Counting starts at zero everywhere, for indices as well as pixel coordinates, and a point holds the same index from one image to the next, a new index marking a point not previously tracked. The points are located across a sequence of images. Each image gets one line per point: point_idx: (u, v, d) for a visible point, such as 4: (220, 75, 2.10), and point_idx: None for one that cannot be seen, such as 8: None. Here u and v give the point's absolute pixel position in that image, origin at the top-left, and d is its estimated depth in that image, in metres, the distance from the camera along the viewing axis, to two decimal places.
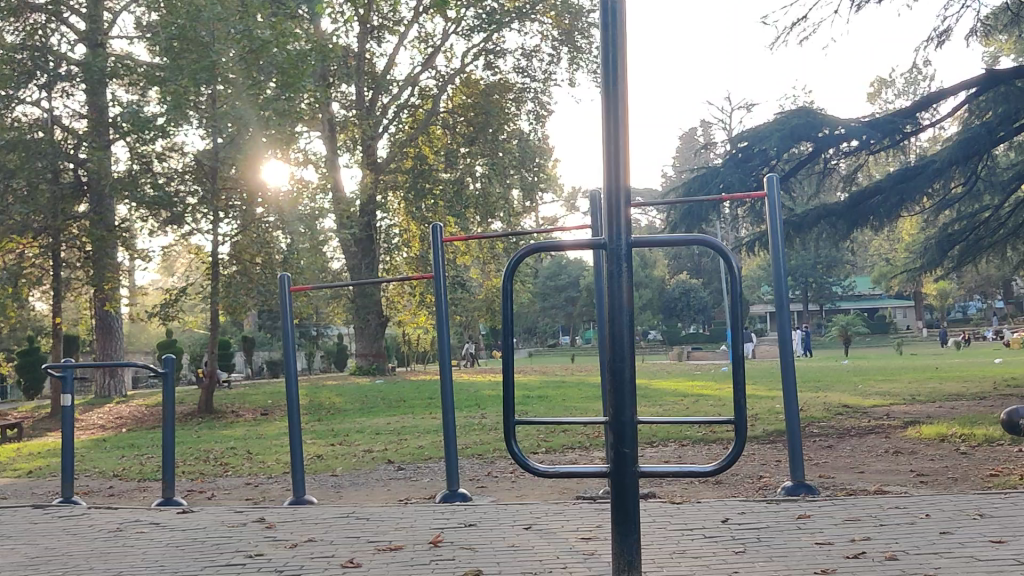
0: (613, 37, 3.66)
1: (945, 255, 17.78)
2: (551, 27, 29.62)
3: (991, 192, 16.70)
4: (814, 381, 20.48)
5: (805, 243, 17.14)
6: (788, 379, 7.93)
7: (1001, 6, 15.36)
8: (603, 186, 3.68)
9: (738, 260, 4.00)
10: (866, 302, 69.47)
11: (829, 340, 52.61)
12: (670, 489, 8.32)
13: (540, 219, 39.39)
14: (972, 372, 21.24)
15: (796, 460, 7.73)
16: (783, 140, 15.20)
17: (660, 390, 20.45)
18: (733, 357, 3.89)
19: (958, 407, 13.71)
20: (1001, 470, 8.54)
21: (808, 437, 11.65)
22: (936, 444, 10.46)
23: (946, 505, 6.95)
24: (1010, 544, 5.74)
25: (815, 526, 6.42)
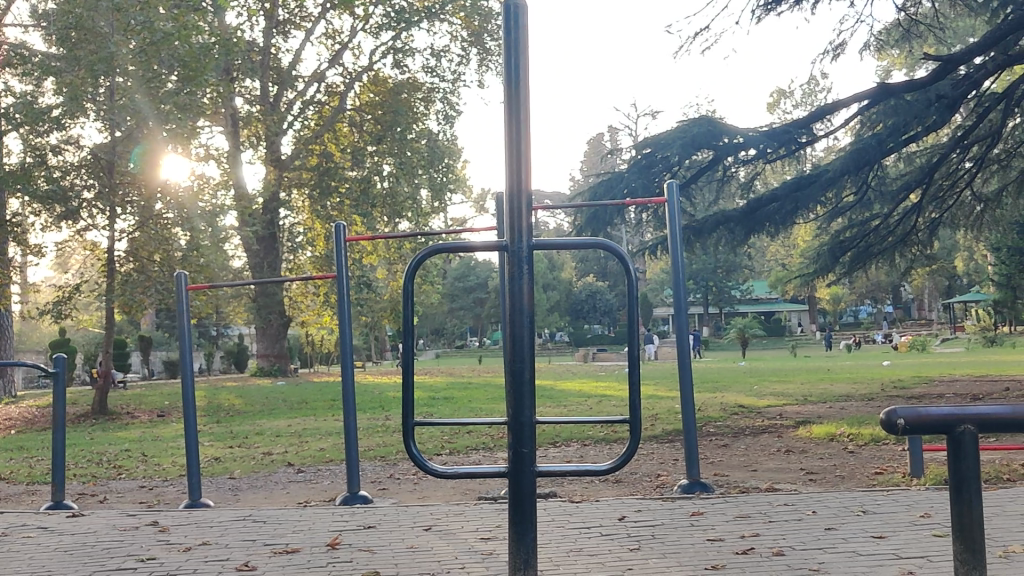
0: (516, 41, 3.71)
1: (837, 261, 18.44)
2: (461, 28, 29.60)
3: (881, 202, 17.37)
4: (712, 381, 20.97)
5: (704, 248, 17.55)
6: (685, 381, 8.09)
7: (893, 22, 16.04)
8: (506, 189, 3.73)
9: (636, 264, 4.08)
10: (764, 305, 71.31)
11: (728, 342, 53.93)
12: (571, 489, 8.43)
13: (447, 221, 39.31)
14: (863, 373, 22.07)
15: (692, 459, 7.92)
16: (685, 147, 15.57)
17: (564, 391, 20.65)
18: (630, 358, 3.97)
19: (846, 408, 14.24)
20: (886, 468, 8.89)
21: (705, 437, 11.94)
22: (826, 443, 10.85)
23: (832, 502, 7.22)
24: (890, 539, 6.01)
25: (708, 523, 6.60)
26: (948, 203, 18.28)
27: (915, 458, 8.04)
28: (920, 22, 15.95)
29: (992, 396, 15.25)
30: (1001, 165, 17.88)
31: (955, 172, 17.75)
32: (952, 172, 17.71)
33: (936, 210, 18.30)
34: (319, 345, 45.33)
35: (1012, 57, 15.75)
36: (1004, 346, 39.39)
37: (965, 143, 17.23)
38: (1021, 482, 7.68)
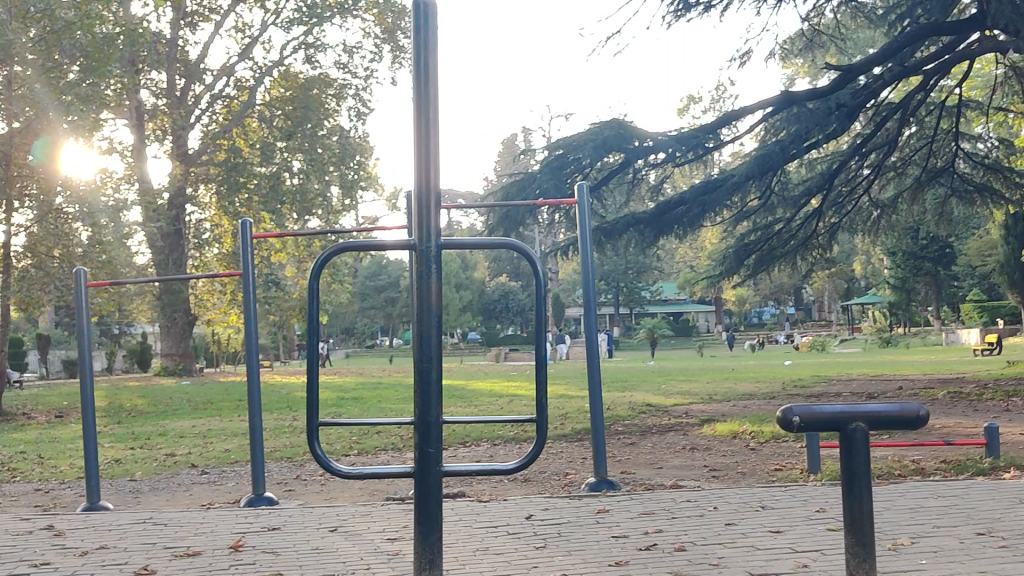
0: (425, 41, 3.72)
1: (742, 263, 18.89)
2: (374, 25, 29.36)
3: (784, 206, 17.88)
4: (621, 381, 21.26)
5: (614, 250, 17.78)
6: (594, 381, 8.19)
7: (797, 32, 16.54)
8: (414, 189, 3.74)
9: (541, 263, 4.14)
10: (673, 306, 72.59)
11: (638, 342, 54.76)
12: (479, 488, 8.46)
13: (358, 219, 38.98)
14: (765, 372, 22.67)
15: (599, 457, 8.02)
16: (596, 150, 15.78)
17: (475, 391, 20.71)
18: (536, 358, 4.03)
19: (749, 406, 14.62)
20: (785, 464, 9.17)
21: (613, 435, 12.12)
22: (729, 440, 11.12)
23: (733, 498, 7.42)
24: (787, 533, 6.21)
25: (613, 520, 6.71)
26: (847, 209, 18.93)
27: (813, 455, 8.30)
28: (822, 32, 16.48)
29: (886, 395, 15.86)
30: (897, 172, 18.62)
31: (854, 178, 18.41)
32: (851, 178, 18.36)
33: (835, 215, 18.92)
34: (226, 344, 44.48)
35: (907, 69, 16.43)
36: (898, 347, 40.98)
37: (863, 151, 17.92)
38: (910, 477, 8.02)
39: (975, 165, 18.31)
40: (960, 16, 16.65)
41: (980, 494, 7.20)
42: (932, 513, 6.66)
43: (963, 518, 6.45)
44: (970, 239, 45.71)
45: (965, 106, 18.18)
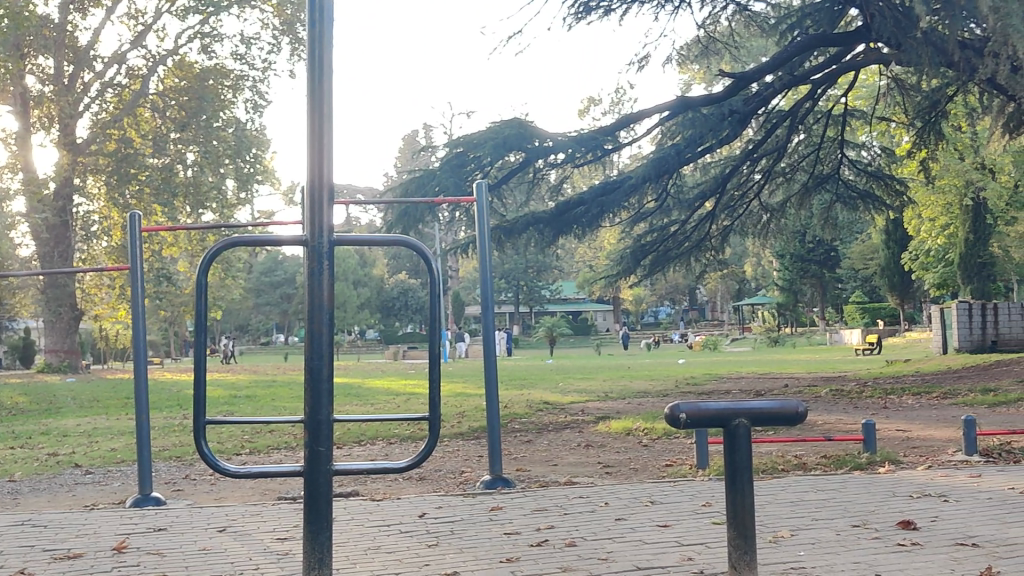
0: (319, 36, 3.70)
1: (638, 264, 19.19)
2: (272, 16, 28.83)
3: (679, 208, 18.27)
4: (520, 379, 21.39)
5: (514, 249, 17.87)
6: (490, 379, 8.23)
7: (693, 39, 16.98)
8: (306, 183, 3.68)
9: (435, 261, 4.15)
10: (572, 305, 73.39)
11: (538, 341, 55.22)
12: (374, 487, 8.41)
13: (255, 213, 38.28)
14: (660, 372, 23.05)
15: (494, 455, 8.07)
16: (497, 149, 15.84)
17: (373, 389, 20.53)
18: (429, 355, 4.04)
19: (643, 404, 14.87)
20: (675, 461, 9.37)
21: (509, 433, 12.20)
22: (623, 438, 11.33)
23: (624, 494, 7.57)
24: (674, 528, 6.37)
25: (506, 517, 6.77)
26: (739, 212, 19.48)
27: (701, 451, 8.52)
28: (717, 40, 16.95)
29: (775, 393, 16.39)
30: (786, 178, 19.28)
31: (745, 183, 19.02)
32: (742, 182, 18.95)
33: (728, 218, 19.45)
34: (115, 340, 43.07)
35: (796, 78, 17.04)
36: (785, 346, 42.35)
37: (755, 156, 18.49)
38: (793, 472, 8.32)
39: (859, 172, 19.08)
40: (846, 27, 17.31)
41: (857, 488, 7.51)
42: (812, 506, 6.91)
43: (841, 511, 6.73)
44: (854, 244, 47.63)
45: (850, 115, 18.93)
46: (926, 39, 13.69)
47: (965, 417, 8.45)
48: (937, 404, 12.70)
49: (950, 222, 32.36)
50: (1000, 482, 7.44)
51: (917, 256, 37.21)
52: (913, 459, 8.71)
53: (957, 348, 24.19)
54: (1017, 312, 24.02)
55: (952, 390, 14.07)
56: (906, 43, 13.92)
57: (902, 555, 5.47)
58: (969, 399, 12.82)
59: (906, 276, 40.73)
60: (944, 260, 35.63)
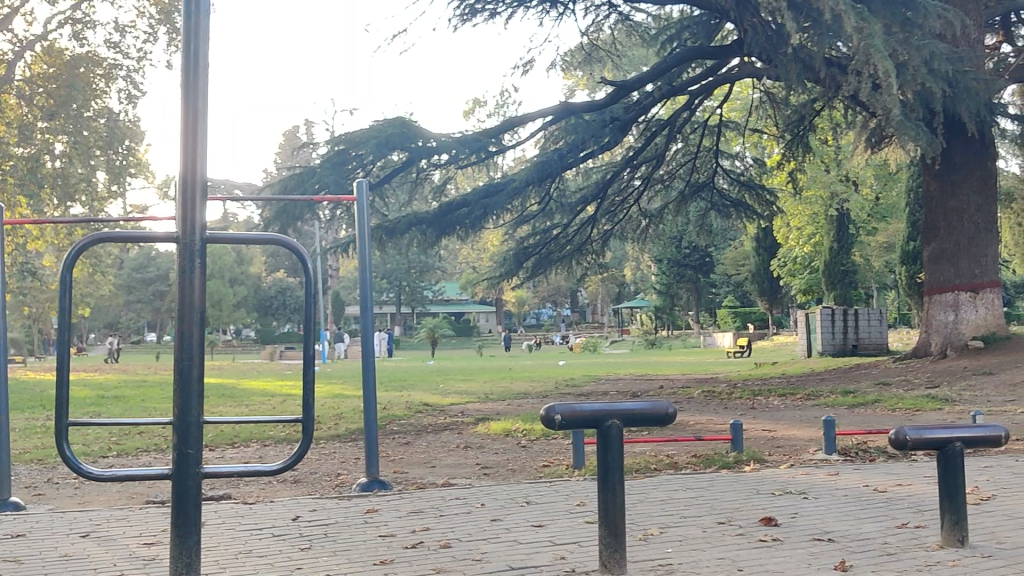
0: (195, 27, 3.62)
1: (521, 266, 19.38)
2: (149, 5, 27.82)
3: (561, 212, 18.53)
4: (399, 380, 21.30)
5: (396, 250, 17.81)
6: (368, 380, 8.19)
7: (577, 45, 17.31)
8: (178, 176, 3.61)
9: (311, 260, 4.11)
10: (454, 307, 73.59)
11: (419, 342, 55.00)
12: (247, 490, 8.27)
13: (127, 207, 36.96)
14: (539, 372, 23.33)
15: (371, 457, 8.03)
16: (379, 147, 15.74)
17: (248, 389, 20.10)
18: (304, 356, 4.01)
19: (522, 406, 15.04)
20: (552, 461, 9.53)
21: (387, 435, 12.15)
22: (501, 439, 11.43)
23: (500, 494, 7.67)
24: (548, 527, 6.47)
25: (381, 519, 6.76)
26: (619, 217, 19.90)
27: (577, 452, 8.67)
28: (600, 47, 17.32)
29: (650, 393, 16.94)
30: (664, 185, 19.83)
31: (625, 188, 19.47)
32: (623, 188, 19.39)
33: (608, 222, 19.84)
34: None
35: (675, 88, 17.56)
36: (662, 349, 43.59)
37: (635, 163, 18.94)
38: (663, 471, 8.56)
39: (733, 182, 19.80)
40: (722, 41, 17.89)
41: (723, 486, 7.79)
42: (681, 504, 7.14)
43: (708, 508, 6.97)
44: (726, 250, 49.36)
45: (725, 126, 19.58)
46: (794, 55, 14.32)
47: (826, 418, 8.86)
48: (801, 405, 13.27)
49: (816, 231, 33.90)
50: (856, 479, 7.84)
51: (785, 263, 38.95)
52: (777, 458, 9.09)
53: (821, 352, 25.24)
54: (874, 320, 25.38)
55: (814, 391, 14.74)
56: (777, 58, 14.52)
57: (764, 551, 5.71)
58: (829, 400, 13.45)
59: (774, 283, 42.33)
60: (809, 267, 37.37)
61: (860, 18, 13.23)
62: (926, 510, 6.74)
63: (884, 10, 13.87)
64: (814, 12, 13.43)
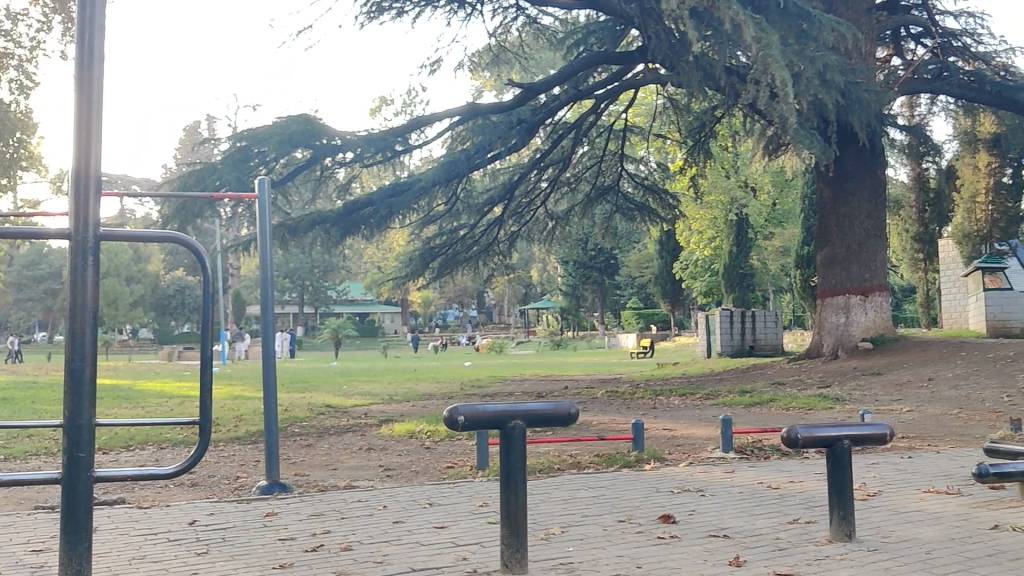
0: (92, 18, 3.51)
1: (426, 266, 19.33)
2: None
3: (467, 213, 18.57)
4: (301, 382, 20.98)
5: (299, 248, 17.59)
6: (269, 380, 8.08)
7: (484, 47, 17.41)
8: (73, 170, 3.49)
9: (210, 259, 4.05)
10: (358, 308, 72.93)
11: (321, 343, 54.28)
12: (141, 494, 8.06)
13: (13, 202, 35.46)
14: (444, 373, 23.29)
15: (272, 459, 7.92)
16: (282, 145, 15.49)
17: (143, 391, 19.50)
18: (201, 357, 3.95)
19: (426, 407, 15.01)
20: (456, 462, 9.54)
21: (288, 437, 11.98)
22: (405, 440, 11.39)
23: (403, 496, 7.65)
24: (450, 528, 6.48)
25: (281, 523, 6.68)
26: (525, 218, 20.04)
27: (481, 452, 8.70)
28: (507, 49, 17.45)
29: (553, 393, 17.06)
30: (570, 188, 20.05)
31: (532, 190, 19.61)
32: (529, 190, 19.52)
33: (515, 224, 19.96)
34: None
35: (581, 92, 17.77)
36: (567, 349, 43.98)
37: (541, 165, 19.10)
38: (566, 471, 8.66)
39: (637, 186, 20.15)
40: (627, 46, 18.18)
41: (623, 484, 7.92)
42: (582, 503, 7.24)
43: (608, 507, 7.09)
44: (631, 252, 50.18)
45: (630, 130, 19.89)
46: (696, 63, 14.70)
47: (723, 417, 9.10)
48: (699, 405, 13.56)
49: (716, 234, 34.71)
50: (751, 477, 8.07)
51: (686, 266, 39.86)
52: (676, 456, 9.28)
53: (720, 352, 25.76)
54: (769, 321, 26.15)
55: (713, 391, 15.10)
56: (679, 66, 14.87)
57: (661, 548, 5.84)
58: (727, 399, 13.80)
59: (676, 285, 43.16)
60: (709, 270, 38.23)
61: (758, 28, 13.57)
62: (816, 506, 6.97)
63: (781, 20, 14.29)
64: (715, 22, 13.76)
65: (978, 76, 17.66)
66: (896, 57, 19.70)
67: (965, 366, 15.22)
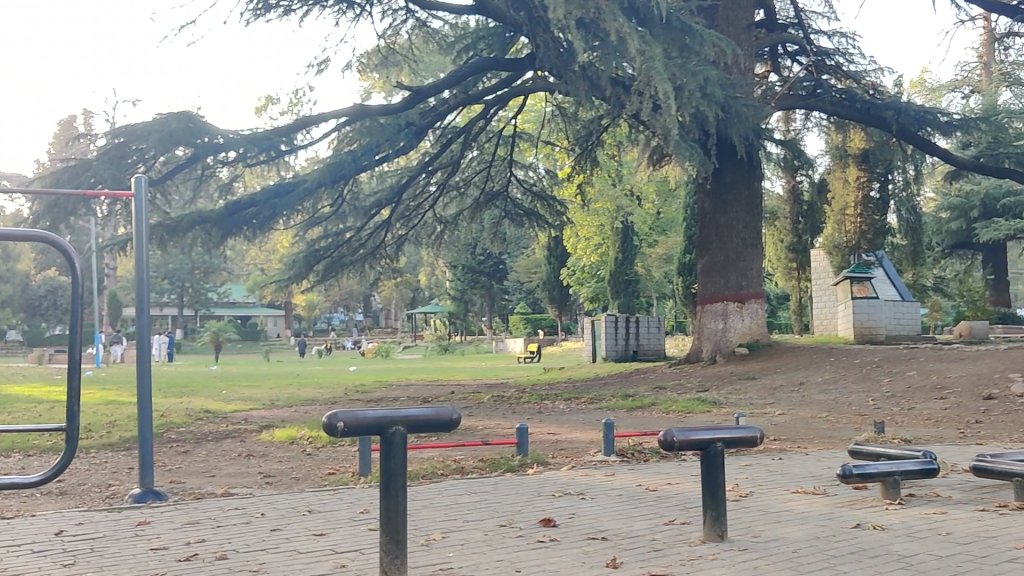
0: None
1: (311, 269, 19.09)
2: None
3: (354, 216, 18.43)
4: (179, 386, 20.41)
5: (178, 248, 17.15)
6: (144, 384, 7.84)
7: (374, 48, 17.35)
8: None
9: (79, 259, 3.92)
10: (240, 310, 71.33)
11: (201, 347, 52.82)
12: (4, 504, 7.70)
13: None
14: (329, 378, 23.07)
15: (145, 466, 7.68)
16: (161, 142, 15.01)
17: (9, 395, 18.62)
18: (69, 362, 3.82)
19: (309, 412, 14.83)
20: (338, 468, 9.44)
21: (164, 443, 11.65)
22: (286, 446, 11.22)
23: (282, 503, 7.53)
24: (329, 535, 6.42)
25: (153, 532, 6.49)
26: (413, 222, 20.00)
27: (364, 458, 8.64)
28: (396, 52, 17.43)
29: (439, 399, 17.07)
30: (459, 192, 20.12)
31: (420, 194, 19.59)
32: (417, 194, 19.51)
33: (402, 227, 19.91)
34: None
35: (470, 97, 17.83)
36: (454, 354, 43.98)
37: (430, 169, 19.10)
38: (449, 476, 8.68)
39: (525, 192, 20.38)
40: (517, 54, 18.33)
41: (506, 489, 7.98)
42: (464, 508, 7.27)
43: (489, 511, 7.14)
44: (519, 258, 50.61)
45: (519, 137, 20.02)
46: (582, 73, 15.01)
47: (605, 420, 9.27)
48: (583, 408, 13.78)
49: (602, 241, 35.24)
50: (630, 479, 8.24)
51: (573, 272, 40.39)
52: (559, 460, 9.41)
53: (605, 357, 26.16)
54: (652, 327, 26.73)
55: (597, 395, 15.37)
56: (566, 74, 15.14)
57: (541, 551, 5.91)
58: (610, 403, 14.05)
59: (563, 290, 43.72)
60: (595, 276, 38.86)
61: (642, 41, 13.87)
62: (690, 507, 7.18)
63: (664, 33, 14.66)
64: (601, 33, 14.02)
65: (849, 94, 18.49)
66: (773, 73, 20.43)
67: (833, 371, 15.87)
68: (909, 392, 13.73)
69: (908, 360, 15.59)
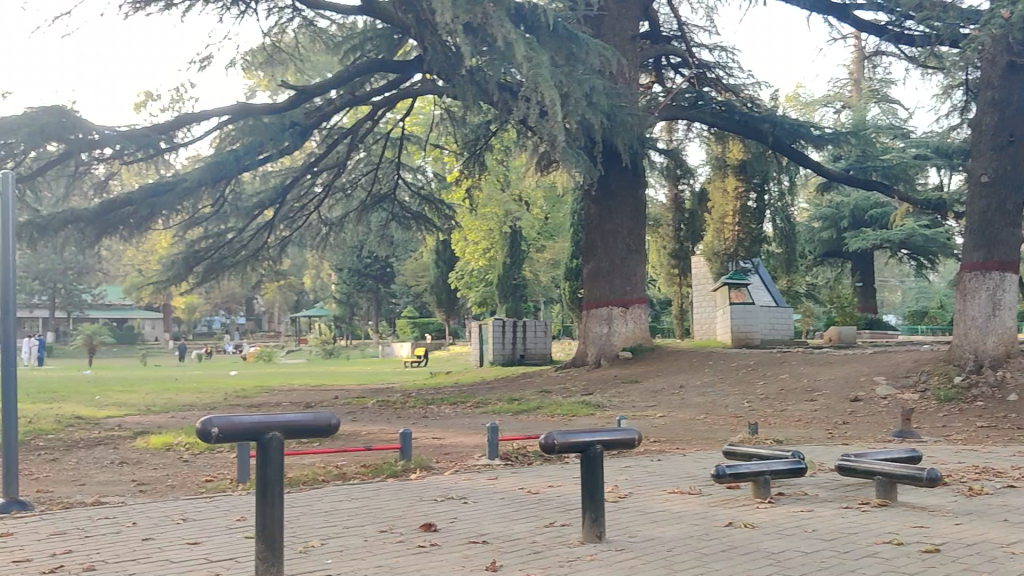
0: None
1: (191, 270, 18.62)
2: None
3: (235, 216, 18.05)
4: (48, 390, 19.58)
5: (48, 247, 16.48)
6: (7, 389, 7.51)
7: (258, 46, 17.05)
8: None
9: None
10: (115, 312, 68.76)
11: (74, 350, 50.70)
12: None
13: None
14: (208, 381, 22.53)
15: (9, 474, 7.35)
16: (31, 136, 14.38)
17: None
18: None
19: (186, 418, 14.43)
20: (216, 475, 9.23)
21: (31, 450, 11.17)
22: (162, 453, 10.90)
23: (155, 511, 7.32)
24: (203, 544, 6.28)
25: (16, 544, 6.22)
26: (298, 223, 19.71)
27: (242, 465, 8.48)
28: (282, 50, 17.18)
29: (322, 404, 16.86)
30: (345, 193, 19.94)
31: (305, 195, 19.32)
32: (302, 194, 19.24)
33: (286, 229, 19.60)
34: None
35: (357, 97, 17.69)
36: (339, 358, 43.43)
37: (315, 170, 18.87)
38: (330, 482, 8.59)
39: (413, 195, 20.32)
40: (404, 56, 18.27)
41: (387, 495, 7.94)
42: (344, 514, 7.20)
43: (370, 517, 7.09)
44: (407, 261, 50.40)
45: (407, 139, 19.94)
46: (470, 78, 15.11)
47: (488, 425, 9.32)
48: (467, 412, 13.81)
49: (489, 246, 35.20)
50: (511, 483, 8.31)
51: (461, 276, 40.43)
52: (442, 465, 9.41)
53: (492, 361, 26.32)
54: (539, 331, 27.00)
55: (482, 399, 15.44)
56: (453, 78, 15.20)
57: (421, 556, 5.92)
58: (495, 407, 14.13)
59: (451, 294, 43.74)
60: (484, 280, 39.05)
61: (529, 48, 14.01)
62: (570, 509, 7.29)
63: (550, 40, 14.86)
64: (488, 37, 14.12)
65: (728, 106, 19.07)
66: (657, 84, 20.92)
67: (710, 374, 16.36)
68: (782, 395, 14.24)
69: (781, 363, 16.18)
